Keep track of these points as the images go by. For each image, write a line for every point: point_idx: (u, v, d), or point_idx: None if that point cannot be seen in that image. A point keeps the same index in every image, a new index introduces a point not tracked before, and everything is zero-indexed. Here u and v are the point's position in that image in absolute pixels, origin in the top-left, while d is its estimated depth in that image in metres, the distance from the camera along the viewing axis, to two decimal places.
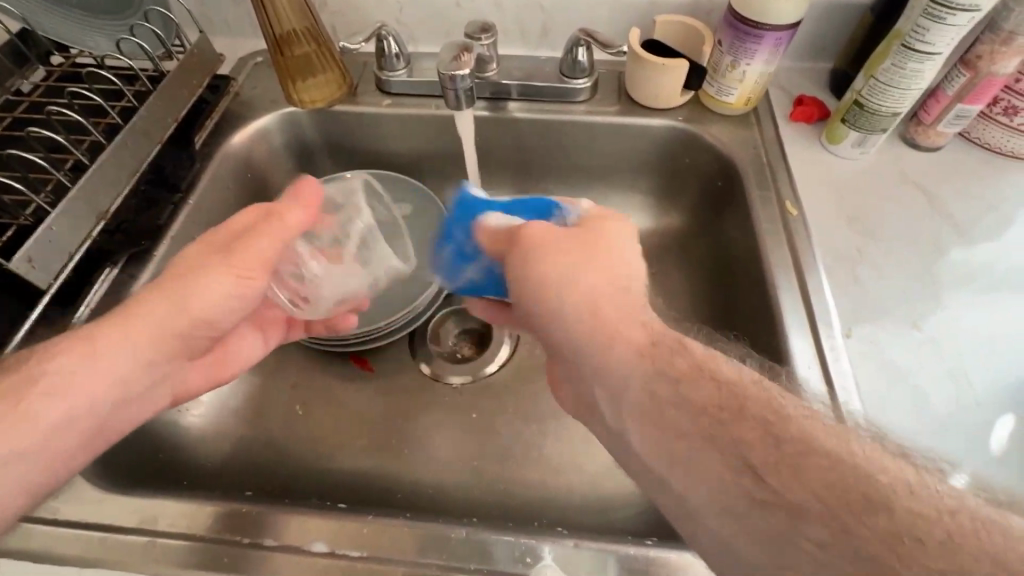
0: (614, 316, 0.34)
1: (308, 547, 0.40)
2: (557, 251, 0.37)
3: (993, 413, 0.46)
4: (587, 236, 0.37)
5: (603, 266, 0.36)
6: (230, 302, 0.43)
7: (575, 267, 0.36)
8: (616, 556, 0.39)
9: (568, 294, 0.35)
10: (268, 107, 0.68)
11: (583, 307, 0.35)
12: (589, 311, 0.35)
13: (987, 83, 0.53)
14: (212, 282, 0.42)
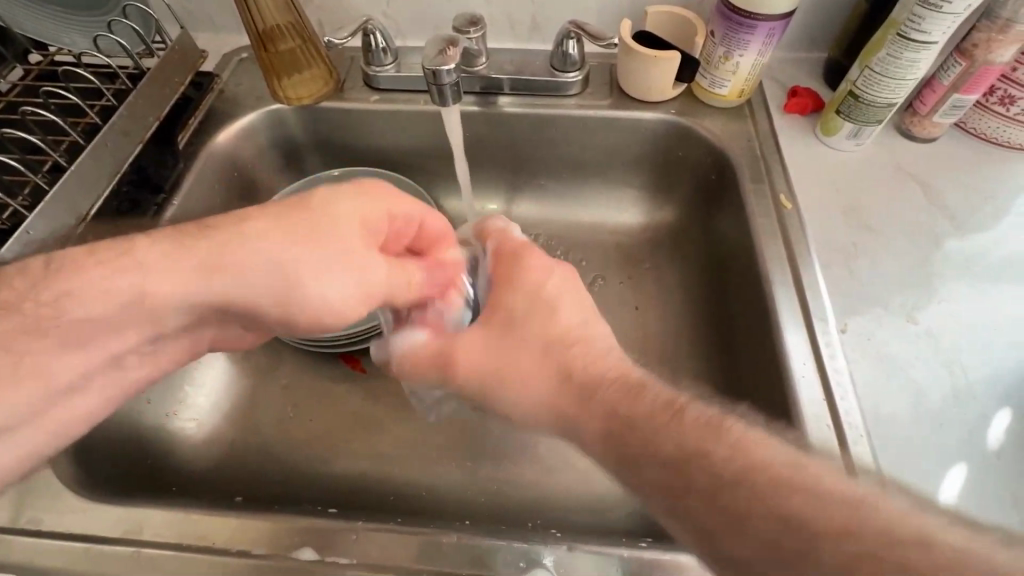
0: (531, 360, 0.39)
1: (296, 555, 0.39)
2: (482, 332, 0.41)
3: (990, 408, 0.45)
4: (500, 317, 0.41)
5: (534, 338, 0.39)
6: (353, 301, 0.42)
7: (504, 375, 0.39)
8: (611, 558, 0.38)
9: (467, 360, 0.41)
10: (254, 105, 0.67)
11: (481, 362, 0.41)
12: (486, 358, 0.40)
13: (983, 73, 0.52)
14: (344, 269, 0.41)
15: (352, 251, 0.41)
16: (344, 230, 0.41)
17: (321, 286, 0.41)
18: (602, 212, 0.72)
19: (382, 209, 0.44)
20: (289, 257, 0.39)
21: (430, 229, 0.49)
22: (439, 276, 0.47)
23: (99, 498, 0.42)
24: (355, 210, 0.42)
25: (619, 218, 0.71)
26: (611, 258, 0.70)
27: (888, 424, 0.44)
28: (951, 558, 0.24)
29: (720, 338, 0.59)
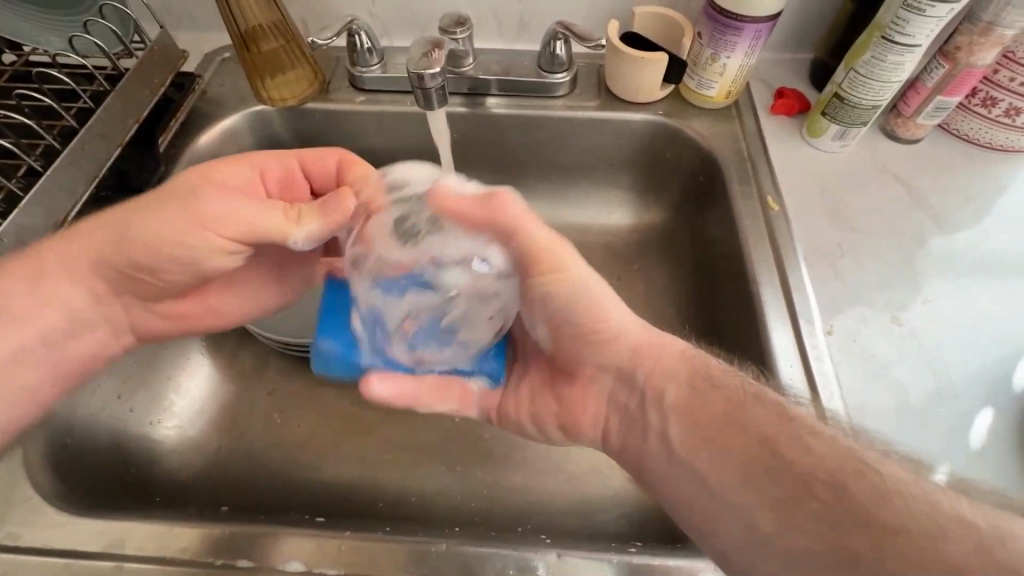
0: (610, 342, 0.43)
1: (283, 566, 0.38)
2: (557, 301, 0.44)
3: (973, 407, 0.46)
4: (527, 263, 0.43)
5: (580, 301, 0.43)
6: (192, 236, 0.44)
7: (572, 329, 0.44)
8: (601, 564, 0.38)
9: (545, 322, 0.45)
10: (237, 106, 0.66)
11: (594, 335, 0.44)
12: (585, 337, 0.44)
13: (965, 75, 0.52)
14: (177, 208, 0.43)
15: (197, 190, 0.44)
16: (191, 179, 0.45)
17: (161, 224, 0.43)
18: (591, 213, 0.72)
19: (241, 168, 0.47)
20: (128, 217, 0.44)
21: (319, 164, 0.51)
22: (332, 203, 0.45)
23: (81, 511, 0.42)
24: (206, 172, 0.45)
25: (607, 219, 0.71)
26: (600, 260, 0.69)
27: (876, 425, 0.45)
28: None
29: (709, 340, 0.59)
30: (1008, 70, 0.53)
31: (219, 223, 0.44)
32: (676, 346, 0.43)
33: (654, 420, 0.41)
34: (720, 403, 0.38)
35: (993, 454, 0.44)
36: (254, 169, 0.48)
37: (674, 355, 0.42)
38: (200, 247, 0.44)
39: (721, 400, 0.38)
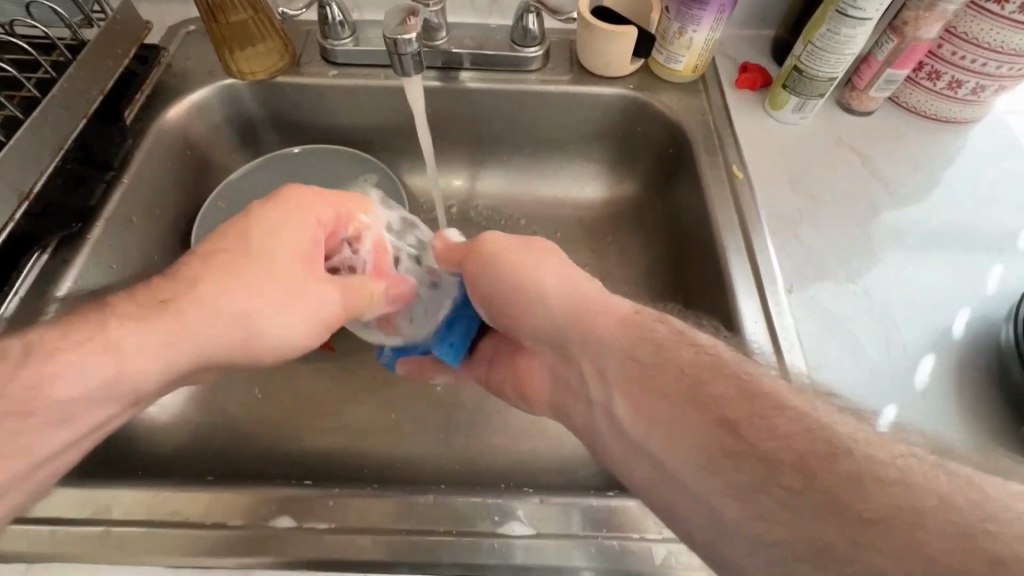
0: (596, 301, 0.41)
1: (274, 522, 0.39)
2: (511, 251, 0.44)
3: (917, 356, 0.48)
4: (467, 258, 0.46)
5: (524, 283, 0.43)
6: (228, 324, 0.39)
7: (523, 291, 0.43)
8: (580, 507, 0.41)
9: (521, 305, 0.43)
10: (205, 79, 0.65)
11: (567, 295, 0.41)
12: (571, 303, 0.41)
13: (912, 49, 0.56)
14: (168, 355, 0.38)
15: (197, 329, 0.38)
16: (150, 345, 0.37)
17: (194, 329, 0.38)
18: (566, 187, 0.74)
19: (272, 220, 0.43)
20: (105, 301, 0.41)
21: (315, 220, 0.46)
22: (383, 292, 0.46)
23: (64, 482, 0.41)
24: (273, 232, 0.42)
25: (580, 192, 0.73)
26: (575, 232, 0.72)
27: (829, 375, 0.47)
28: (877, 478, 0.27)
29: (678, 303, 0.62)
30: (950, 45, 0.57)
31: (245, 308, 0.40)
32: (630, 313, 0.40)
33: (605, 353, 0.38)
34: (677, 372, 0.35)
35: (933, 397, 0.46)
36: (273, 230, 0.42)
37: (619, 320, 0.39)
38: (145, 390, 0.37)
39: (675, 367, 0.35)
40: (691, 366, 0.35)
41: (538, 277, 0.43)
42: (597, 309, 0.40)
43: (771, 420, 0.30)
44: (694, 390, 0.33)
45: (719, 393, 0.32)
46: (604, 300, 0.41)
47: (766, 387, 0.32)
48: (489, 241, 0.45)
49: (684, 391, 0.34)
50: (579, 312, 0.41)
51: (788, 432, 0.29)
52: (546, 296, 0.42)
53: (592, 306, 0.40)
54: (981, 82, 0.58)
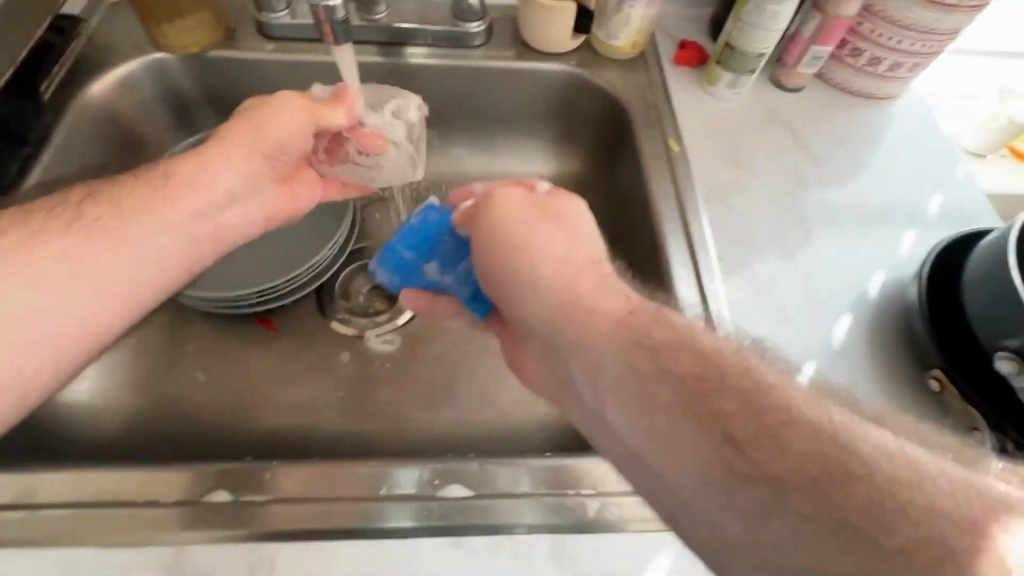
0: (586, 286, 0.36)
1: (209, 497, 0.39)
2: (517, 217, 0.40)
3: (836, 316, 0.52)
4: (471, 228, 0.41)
5: (523, 257, 0.38)
6: (213, 214, 0.48)
7: (524, 269, 0.38)
8: (519, 469, 0.42)
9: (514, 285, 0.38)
10: (131, 52, 0.62)
11: (558, 278, 0.36)
12: (563, 293, 0.36)
13: (834, 25, 0.59)
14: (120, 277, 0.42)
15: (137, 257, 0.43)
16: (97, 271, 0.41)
17: (178, 221, 0.46)
18: (514, 165, 0.74)
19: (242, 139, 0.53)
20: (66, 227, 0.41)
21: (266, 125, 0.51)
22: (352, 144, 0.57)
23: None
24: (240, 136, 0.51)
25: (529, 171, 0.74)
26: None
27: (754, 337, 0.50)
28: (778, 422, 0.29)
29: None
30: (869, 22, 0.60)
31: (193, 224, 0.47)
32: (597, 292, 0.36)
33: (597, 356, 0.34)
34: (667, 384, 0.31)
35: (850, 353, 0.49)
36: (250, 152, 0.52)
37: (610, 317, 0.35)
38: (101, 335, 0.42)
39: (668, 381, 0.31)
40: (686, 378, 0.31)
41: (543, 253, 0.38)
42: (585, 301, 0.35)
43: (768, 417, 0.29)
44: (696, 406, 0.30)
45: (720, 410, 0.29)
46: (598, 295, 0.36)
47: (773, 397, 0.29)
48: (497, 203, 0.41)
49: (685, 407, 0.30)
50: (571, 300, 0.36)
51: (801, 454, 0.27)
52: (538, 278, 0.37)
53: (581, 296, 0.36)
54: (898, 59, 0.62)
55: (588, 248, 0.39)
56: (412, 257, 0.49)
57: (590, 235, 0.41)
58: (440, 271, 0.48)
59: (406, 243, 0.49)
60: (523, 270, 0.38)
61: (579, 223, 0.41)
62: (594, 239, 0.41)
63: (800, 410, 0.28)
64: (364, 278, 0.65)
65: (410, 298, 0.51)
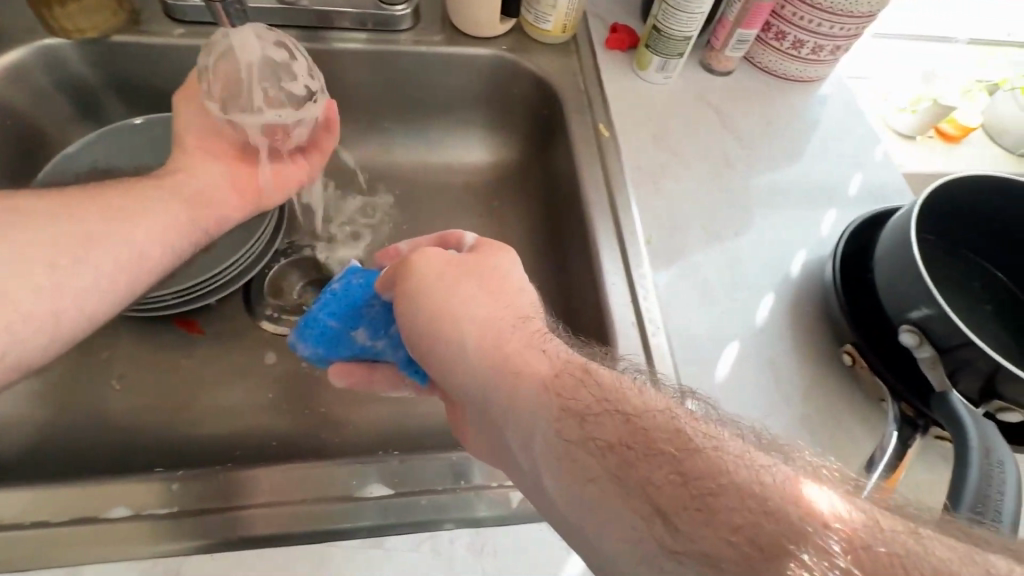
0: (515, 347, 0.34)
1: (106, 514, 0.37)
2: (440, 274, 0.38)
3: (759, 296, 0.53)
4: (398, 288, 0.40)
5: (448, 320, 0.36)
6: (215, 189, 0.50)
7: (452, 335, 0.36)
8: (443, 462, 0.42)
9: (440, 350, 0.36)
10: (20, 36, 0.57)
11: (486, 341, 0.35)
12: (490, 358, 0.34)
13: (757, 8, 0.59)
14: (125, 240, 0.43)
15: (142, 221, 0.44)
16: (112, 222, 0.43)
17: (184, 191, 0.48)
18: (451, 154, 0.72)
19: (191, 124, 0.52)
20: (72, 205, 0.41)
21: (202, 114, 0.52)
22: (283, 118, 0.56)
23: None
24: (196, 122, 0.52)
25: (466, 158, 0.72)
26: (461, 199, 0.70)
27: (682, 327, 0.50)
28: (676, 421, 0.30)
29: (557, 263, 0.63)
30: (791, 6, 0.61)
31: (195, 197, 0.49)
32: (526, 331, 0.36)
33: (521, 420, 0.33)
34: (596, 450, 0.30)
35: (772, 332, 0.51)
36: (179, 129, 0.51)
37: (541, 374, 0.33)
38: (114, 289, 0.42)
39: (596, 448, 0.30)
40: (615, 443, 0.30)
41: (470, 314, 0.36)
42: (513, 365, 0.34)
43: (695, 485, 0.28)
44: (624, 471, 0.29)
45: (646, 479, 0.29)
46: (526, 356, 0.34)
47: (700, 462, 0.29)
48: (416, 263, 0.39)
49: (615, 474, 0.29)
50: (500, 365, 0.34)
51: (729, 524, 0.26)
52: (461, 341, 0.35)
53: (509, 359, 0.34)
54: (819, 42, 0.63)
55: (515, 301, 0.38)
56: (337, 326, 0.47)
57: (518, 287, 0.39)
58: (370, 337, 0.46)
59: (329, 312, 0.47)
60: (449, 334, 0.36)
61: (504, 275, 0.40)
62: (523, 291, 0.39)
63: (728, 474, 0.28)
64: (298, 275, 0.63)
65: (338, 373, 0.46)
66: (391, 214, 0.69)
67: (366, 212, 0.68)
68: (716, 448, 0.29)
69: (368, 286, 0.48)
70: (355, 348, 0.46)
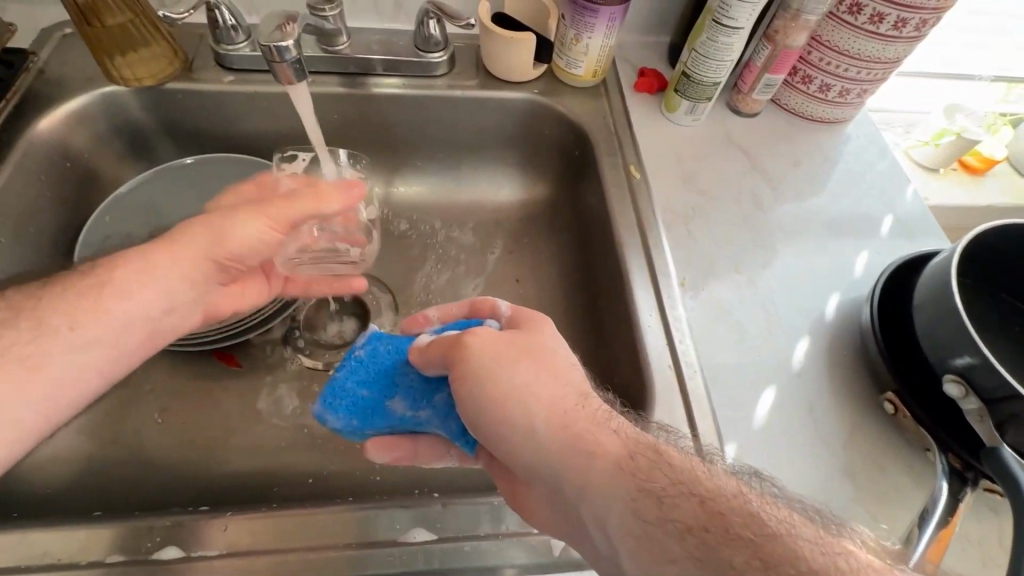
0: (583, 425, 0.36)
1: (159, 555, 0.38)
2: (498, 354, 0.39)
3: (794, 338, 0.53)
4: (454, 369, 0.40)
5: (516, 408, 0.37)
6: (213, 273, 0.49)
7: (521, 421, 0.37)
8: (486, 505, 0.42)
9: (509, 432, 0.37)
10: (83, 85, 0.60)
11: (554, 420, 0.36)
12: (562, 440, 0.35)
13: (784, 55, 0.61)
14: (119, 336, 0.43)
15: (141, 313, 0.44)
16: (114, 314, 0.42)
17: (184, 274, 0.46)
18: (482, 190, 0.74)
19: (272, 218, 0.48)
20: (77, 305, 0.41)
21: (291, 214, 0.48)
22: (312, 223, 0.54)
23: None
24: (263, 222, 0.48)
25: (496, 194, 0.74)
26: (492, 235, 0.72)
27: (721, 372, 0.50)
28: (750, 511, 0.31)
29: (588, 299, 0.64)
30: (817, 52, 0.63)
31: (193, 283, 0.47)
32: (592, 411, 0.37)
33: (597, 508, 0.34)
34: (674, 533, 0.31)
35: (809, 374, 0.50)
36: (224, 240, 0.47)
37: (610, 460, 0.34)
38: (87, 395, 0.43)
39: (675, 530, 0.31)
40: (692, 527, 0.31)
41: (535, 400, 0.37)
42: (584, 443, 0.35)
43: (776, 571, 0.28)
44: (705, 555, 0.30)
45: (728, 561, 0.29)
46: (596, 434, 0.35)
47: (774, 546, 0.29)
48: (471, 343, 0.40)
49: (695, 557, 0.30)
50: (572, 444, 0.35)
51: None
52: (533, 424, 0.36)
53: (579, 437, 0.35)
54: (846, 86, 0.64)
55: (571, 376, 0.39)
56: (368, 395, 0.47)
57: (570, 362, 0.41)
58: (410, 408, 0.46)
59: (358, 381, 0.47)
60: (518, 421, 0.37)
61: (555, 348, 0.41)
62: (575, 366, 0.41)
63: (806, 560, 0.28)
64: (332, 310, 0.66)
65: (377, 448, 0.46)
66: (423, 249, 0.70)
67: (399, 247, 0.70)
68: (789, 531, 0.30)
69: (397, 353, 0.49)
70: (393, 419, 0.46)
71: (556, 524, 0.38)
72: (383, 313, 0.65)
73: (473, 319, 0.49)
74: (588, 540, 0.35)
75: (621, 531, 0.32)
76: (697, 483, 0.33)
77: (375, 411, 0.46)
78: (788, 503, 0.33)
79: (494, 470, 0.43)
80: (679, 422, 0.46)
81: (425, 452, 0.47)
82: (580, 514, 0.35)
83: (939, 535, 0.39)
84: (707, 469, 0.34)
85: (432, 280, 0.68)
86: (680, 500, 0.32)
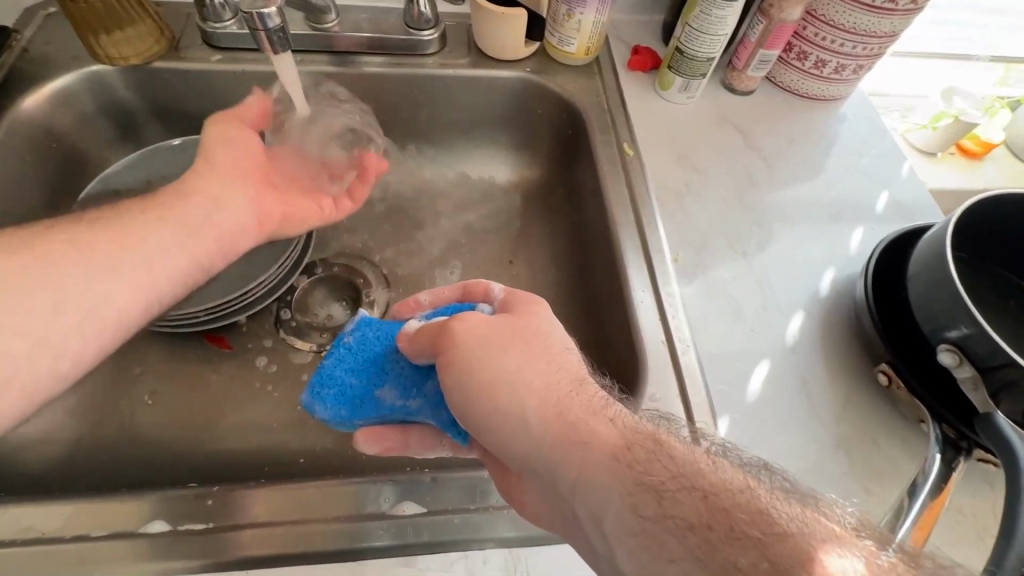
0: (578, 414, 0.35)
1: (146, 528, 0.38)
2: (488, 342, 0.39)
3: (788, 315, 0.52)
4: (443, 358, 0.40)
5: (508, 401, 0.36)
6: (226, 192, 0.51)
7: (511, 412, 0.36)
8: (479, 483, 0.42)
9: (500, 422, 0.37)
10: (67, 64, 0.59)
11: (547, 411, 0.35)
12: (555, 431, 0.35)
13: (779, 29, 0.60)
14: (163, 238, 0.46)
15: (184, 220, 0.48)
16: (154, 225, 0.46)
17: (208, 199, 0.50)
18: (475, 172, 0.73)
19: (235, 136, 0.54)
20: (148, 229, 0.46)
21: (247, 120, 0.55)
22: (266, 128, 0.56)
23: None
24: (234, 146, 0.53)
25: (489, 176, 0.73)
26: (485, 216, 0.71)
27: (715, 348, 0.49)
28: (757, 509, 0.30)
29: (581, 279, 0.63)
30: (812, 26, 0.62)
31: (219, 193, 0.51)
32: (585, 399, 0.36)
33: (592, 502, 0.33)
34: (675, 531, 0.30)
35: (802, 350, 0.50)
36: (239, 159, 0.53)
37: (605, 452, 0.34)
38: (103, 331, 0.41)
39: (675, 528, 0.30)
40: (694, 524, 0.30)
41: (528, 392, 0.36)
42: (579, 434, 0.34)
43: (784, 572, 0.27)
44: (708, 554, 0.29)
45: (732, 562, 0.28)
46: (592, 424, 0.35)
47: (782, 548, 0.28)
48: (459, 329, 0.40)
49: (696, 555, 0.29)
50: (567, 435, 0.35)
51: None
52: (524, 414, 0.36)
53: (573, 428, 0.35)
54: (842, 61, 0.63)
55: (565, 361, 0.39)
56: (357, 383, 0.46)
57: (562, 347, 0.40)
58: (400, 397, 0.45)
59: (347, 369, 0.47)
60: (510, 413, 0.36)
61: (548, 333, 0.41)
62: (568, 351, 0.40)
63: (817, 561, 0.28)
64: (324, 292, 0.65)
65: (368, 439, 0.45)
66: (416, 231, 0.70)
67: (391, 229, 0.70)
68: (800, 530, 0.29)
69: (387, 339, 0.48)
70: (383, 408, 0.46)
71: (547, 514, 0.37)
72: (375, 295, 0.64)
73: (464, 303, 0.49)
74: (582, 530, 0.35)
75: (619, 527, 0.32)
76: (699, 478, 0.32)
77: (364, 398, 0.46)
78: (798, 498, 0.32)
79: (484, 458, 0.42)
80: (671, 397, 0.46)
81: (416, 444, 0.46)
82: (572, 505, 0.34)
83: (930, 506, 0.38)
84: (708, 460, 0.33)
85: (424, 262, 0.68)
86: (681, 495, 0.31)
